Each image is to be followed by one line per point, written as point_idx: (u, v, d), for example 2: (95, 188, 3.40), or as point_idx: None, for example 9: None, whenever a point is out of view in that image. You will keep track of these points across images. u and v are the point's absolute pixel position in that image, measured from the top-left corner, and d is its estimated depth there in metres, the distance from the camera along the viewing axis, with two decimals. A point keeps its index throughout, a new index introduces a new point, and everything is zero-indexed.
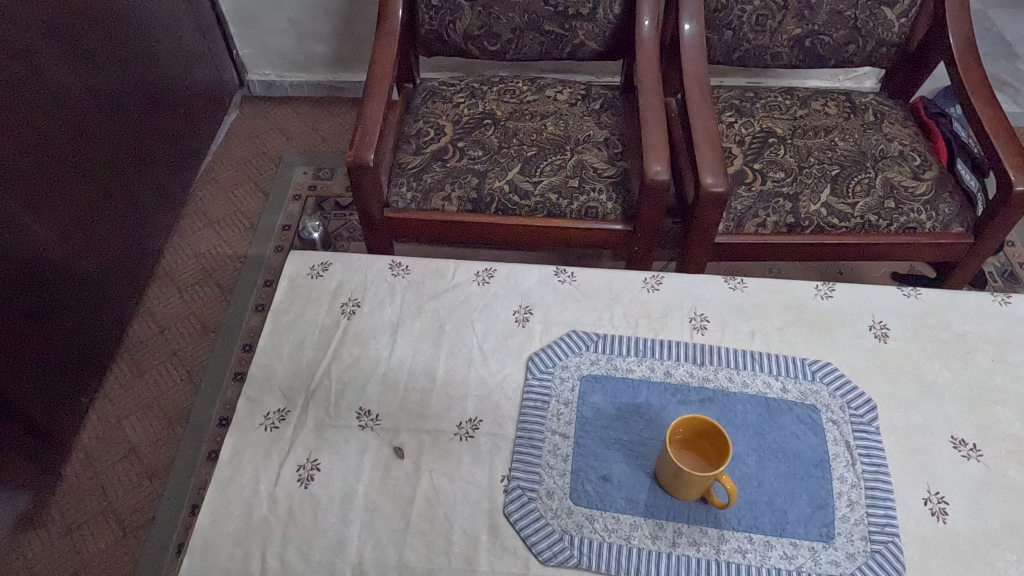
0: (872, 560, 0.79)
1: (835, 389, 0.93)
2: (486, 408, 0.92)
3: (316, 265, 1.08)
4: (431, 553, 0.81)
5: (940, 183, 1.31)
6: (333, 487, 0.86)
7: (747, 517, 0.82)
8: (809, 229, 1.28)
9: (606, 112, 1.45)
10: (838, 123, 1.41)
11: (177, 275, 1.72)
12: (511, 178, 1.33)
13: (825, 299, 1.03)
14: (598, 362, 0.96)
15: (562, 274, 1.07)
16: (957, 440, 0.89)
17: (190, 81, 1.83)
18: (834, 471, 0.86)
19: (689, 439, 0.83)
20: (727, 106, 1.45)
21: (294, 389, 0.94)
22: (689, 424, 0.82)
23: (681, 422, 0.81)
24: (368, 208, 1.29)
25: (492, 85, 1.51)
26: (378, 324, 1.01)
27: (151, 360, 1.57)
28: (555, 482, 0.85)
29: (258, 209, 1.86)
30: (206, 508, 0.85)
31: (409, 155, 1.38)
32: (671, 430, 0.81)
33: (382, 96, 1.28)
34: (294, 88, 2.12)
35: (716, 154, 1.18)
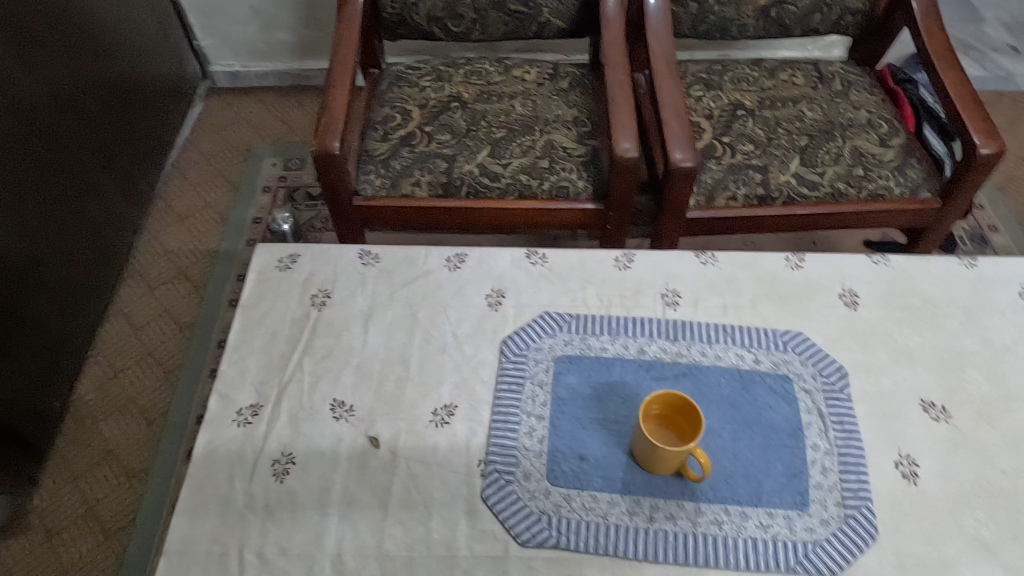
0: (846, 525, 0.80)
1: (807, 358, 0.94)
2: (462, 394, 0.92)
3: (285, 257, 1.06)
4: (410, 541, 0.81)
5: (908, 149, 1.32)
6: (310, 481, 0.85)
7: (723, 489, 0.83)
8: (780, 200, 1.28)
9: (574, 91, 1.44)
10: (805, 93, 1.41)
11: (148, 273, 1.69)
12: (481, 161, 1.31)
13: (795, 270, 1.03)
14: (572, 343, 0.96)
15: (534, 256, 1.06)
16: (926, 404, 0.90)
17: (150, 74, 1.79)
18: (807, 439, 0.87)
19: (664, 415, 0.83)
20: (695, 80, 1.44)
21: (267, 384, 0.93)
22: (662, 400, 0.83)
23: (654, 398, 0.82)
24: (337, 198, 1.27)
25: (458, 67, 1.49)
26: (350, 314, 1.00)
27: (124, 360, 1.55)
28: (532, 464, 0.85)
29: (228, 202, 1.83)
30: (181, 508, 0.84)
31: (376, 142, 1.36)
32: (644, 408, 0.81)
33: (346, 83, 1.26)
34: (260, 78, 2.08)
35: (685, 129, 1.18)
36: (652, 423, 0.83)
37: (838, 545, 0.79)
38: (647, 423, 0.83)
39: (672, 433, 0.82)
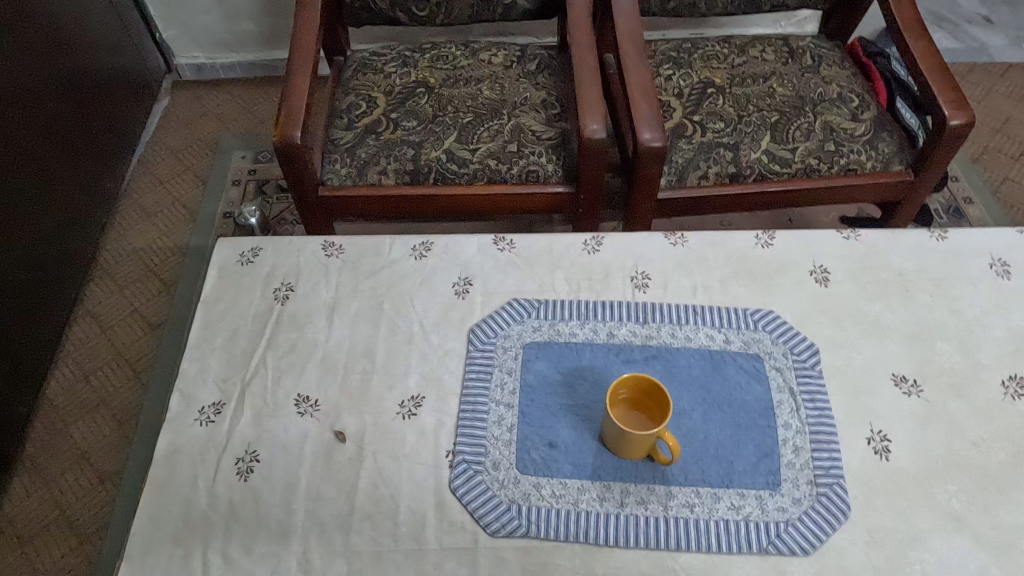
0: (818, 503, 0.80)
1: (778, 336, 0.92)
2: (429, 384, 0.90)
3: (246, 251, 1.04)
4: (378, 535, 0.79)
5: (879, 123, 1.30)
6: (274, 478, 0.84)
7: (694, 471, 0.82)
8: (752, 177, 1.27)
9: (542, 73, 1.41)
10: (775, 68, 1.39)
11: (116, 272, 1.66)
12: (448, 147, 1.29)
13: (765, 247, 1.02)
14: (540, 329, 0.94)
15: (501, 242, 1.04)
16: (898, 378, 0.89)
17: (111, 69, 1.75)
18: (779, 418, 0.86)
19: (630, 397, 0.82)
20: (665, 58, 1.42)
21: (229, 381, 0.91)
22: (627, 384, 0.81)
23: (619, 384, 0.80)
24: (301, 189, 1.24)
25: (424, 51, 1.46)
26: (313, 307, 0.98)
27: (94, 361, 1.52)
28: (501, 453, 0.84)
29: (197, 197, 1.79)
30: (142, 511, 0.82)
31: (341, 131, 1.33)
32: (609, 396, 0.79)
33: (307, 70, 1.23)
34: (226, 69, 2.03)
35: (653, 108, 1.16)
36: (618, 406, 0.82)
37: (810, 523, 0.78)
38: (613, 407, 0.82)
39: (640, 414, 0.82)
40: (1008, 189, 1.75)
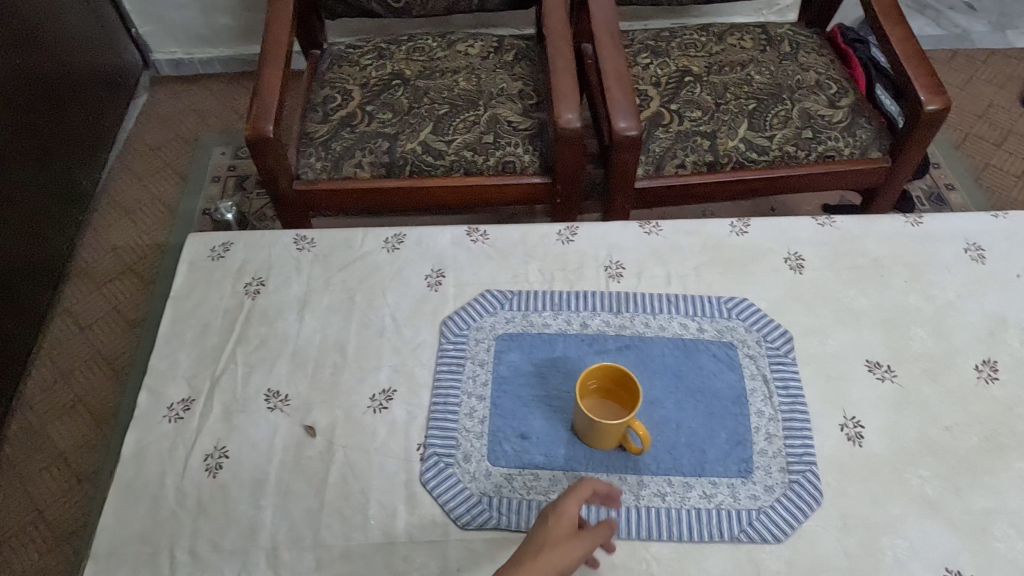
0: (790, 490, 0.79)
1: (752, 324, 0.92)
2: (401, 377, 0.89)
3: (217, 246, 1.03)
4: (347, 530, 0.79)
5: (857, 109, 1.30)
6: (243, 474, 0.83)
7: (666, 460, 0.82)
8: (729, 165, 1.26)
9: (519, 63, 1.40)
10: (753, 56, 1.38)
11: (94, 271, 1.64)
12: (424, 139, 1.28)
13: (740, 235, 1.01)
14: (513, 320, 0.93)
15: (474, 233, 1.03)
16: (871, 364, 0.89)
17: (86, 65, 1.73)
18: (752, 406, 0.86)
19: (603, 386, 0.82)
20: (642, 47, 1.41)
21: (199, 378, 0.90)
22: (599, 372, 0.80)
23: (592, 372, 0.80)
24: (276, 184, 1.23)
25: (400, 43, 1.45)
26: (284, 301, 0.97)
27: (72, 361, 1.50)
28: (472, 446, 0.83)
29: (176, 193, 1.78)
30: (108, 510, 0.81)
31: (316, 124, 1.32)
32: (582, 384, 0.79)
33: (280, 59, 1.20)
34: (205, 65, 2.02)
35: (628, 97, 1.14)
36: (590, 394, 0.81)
37: (782, 510, 0.78)
38: (586, 394, 0.81)
39: (613, 403, 0.81)
40: (989, 175, 1.75)
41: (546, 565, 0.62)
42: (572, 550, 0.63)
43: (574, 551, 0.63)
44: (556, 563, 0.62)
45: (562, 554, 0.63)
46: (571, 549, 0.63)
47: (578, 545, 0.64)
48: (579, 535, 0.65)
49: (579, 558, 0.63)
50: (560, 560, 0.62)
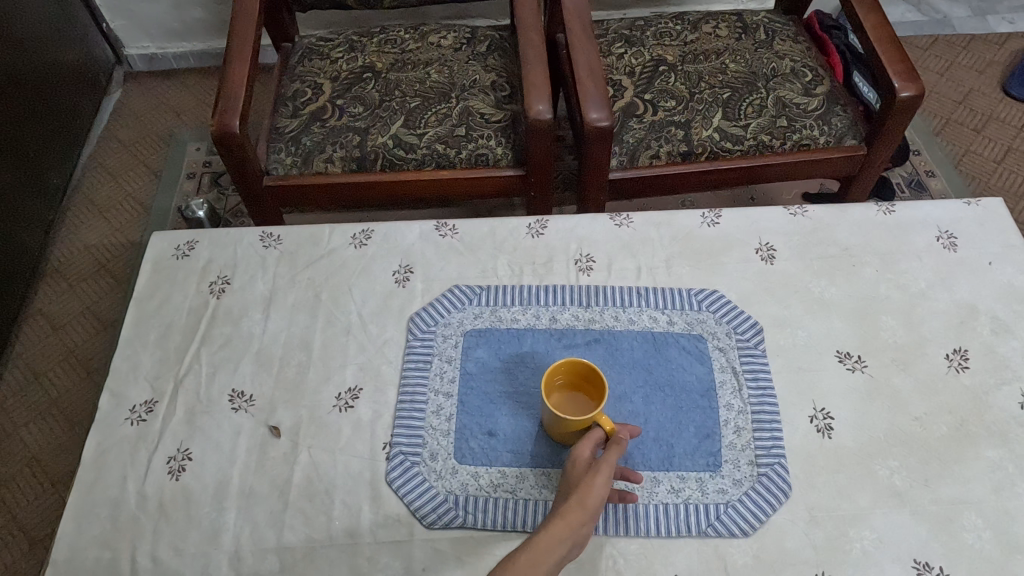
0: (758, 483, 0.79)
1: (722, 316, 0.91)
2: (367, 375, 0.88)
3: (181, 244, 1.01)
4: (311, 532, 0.78)
5: (832, 97, 1.29)
6: (206, 476, 0.82)
7: (634, 455, 0.81)
8: (703, 156, 1.25)
9: (492, 55, 1.39)
10: (729, 44, 1.37)
11: (67, 270, 1.62)
12: (395, 132, 1.26)
13: (711, 226, 1.00)
14: (481, 315, 0.92)
15: (443, 227, 1.02)
16: (842, 354, 0.88)
17: (56, 61, 1.70)
18: (721, 399, 0.85)
19: (576, 382, 0.81)
20: (617, 37, 1.40)
21: (162, 379, 0.89)
22: (568, 368, 0.80)
23: (569, 364, 0.80)
24: (245, 181, 1.21)
25: (372, 36, 1.43)
26: (250, 299, 0.95)
27: (45, 362, 1.49)
28: (439, 444, 0.82)
29: (151, 191, 1.75)
30: (68, 515, 0.80)
31: (286, 119, 1.30)
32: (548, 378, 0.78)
33: (247, 52, 1.18)
34: (179, 59, 1.99)
35: (600, 87, 1.12)
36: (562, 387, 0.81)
37: (750, 504, 0.77)
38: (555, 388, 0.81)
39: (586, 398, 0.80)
40: (969, 161, 1.74)
41: (579, 502, 0.65)
42: (596, 482, 0.67)
43: (598, 479, 0.67)
44: (587, 496, 0.65)
45: (589, 488, 0.66)
46: (594, 479, 0.67)
47: (599, 474, 0.67)
48: (597, 466, 0.68)
49: (604, 485, 0.67)
50: (590, 495, 0.66)
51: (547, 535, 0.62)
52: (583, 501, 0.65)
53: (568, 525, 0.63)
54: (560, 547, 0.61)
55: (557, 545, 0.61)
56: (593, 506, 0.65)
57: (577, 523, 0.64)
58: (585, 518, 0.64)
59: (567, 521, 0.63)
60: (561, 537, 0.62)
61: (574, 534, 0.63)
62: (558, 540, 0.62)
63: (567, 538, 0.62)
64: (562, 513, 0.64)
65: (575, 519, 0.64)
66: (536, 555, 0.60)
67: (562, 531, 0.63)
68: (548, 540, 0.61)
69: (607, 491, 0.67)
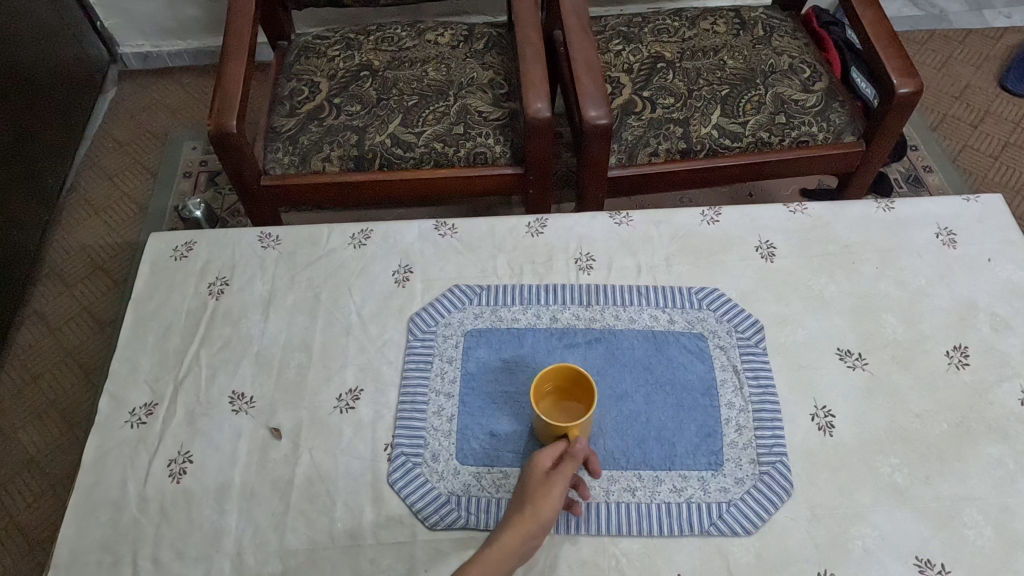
0: (760, 482, 0.79)
1: (722, 314, 0.91)
2: (368, 376, 0.88)
3: (179, 245, 1.00)
4: (313, 533, 0.77)
5: (831, 93, 1.29)
6: (207, 479, 0.81)
7: (635, 455, 0.81)
8: (702, 153, 1.25)
9: (490, 52, 1.38)
10: (726, 41, 1.37)
11: (63, 271, 1.61)
12: (392, 131, 1.26)
13: (710, 224, 1.00)
14: (481, 315, 0.92)
15: (442, 227, 1.01)
16: (843, 352, 0.88)
17: (50, 60, 1.69)
18: (722, 398, 0.85)
19: (566, 389, 0.81)
20: (614, 34, 1.39)
21: (162, 381, 0.89)
22: (563, 373, 0.80)
23: (559, 370, 0.80)
24: (242, 181, 1.21)
25: (368, 34, 1.42)
26: (249, 300, 0.95)
27: (42, 363, 1.48)
28: (440, 445, 0.82)
29: (146, 190, 1.74)
30: (69, 518, 0.80)
31: (283, 118, 1.29)
32: (539, 382, 0.79)
33: (243, 51, 1.17)
34: (174, 57, 1.98)
35: (598, 85, 1.12)
36: (561, 393, 0.81)
37: (752, 503, 0.77)
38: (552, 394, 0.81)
39: (583, 406, 0.80)
40: (966, 156, 1.74)
41: (533, 517, 0.67)
42: (550, 496, 0.68)
43: (554, 494, 0.69)
44: (541, 511, 0.68)
45: (544, 503, 0.68)
46: (550, 493, 0.69)
47: (555, 487, 0.69)
48: (553, 478, 0.70)
49: (558, 499, 0.69)
50: (543, 509, 0.68)
51: (499, 549, 0.65)
52: (535, 515, 0.67)
53: (520, 538, 0.66)
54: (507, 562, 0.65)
55: (508, 559, 0.65)
56: (544, 520, 0.68)
57: (528, 538, 0.67)
58: (536, 532, 0.67)
59: (518, 535, 0.66)
60: (511, 550, 0.65)
61: (524, 546, 0.66)
62: (508, 553, 0.65)
63: (516, 550, 0.66)
64: (516, 525, 0.67)
65: (527, 533, 0.67)
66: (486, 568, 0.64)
67: (513, 544, 0.66)
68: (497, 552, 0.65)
69: (560, 503, 0.69)
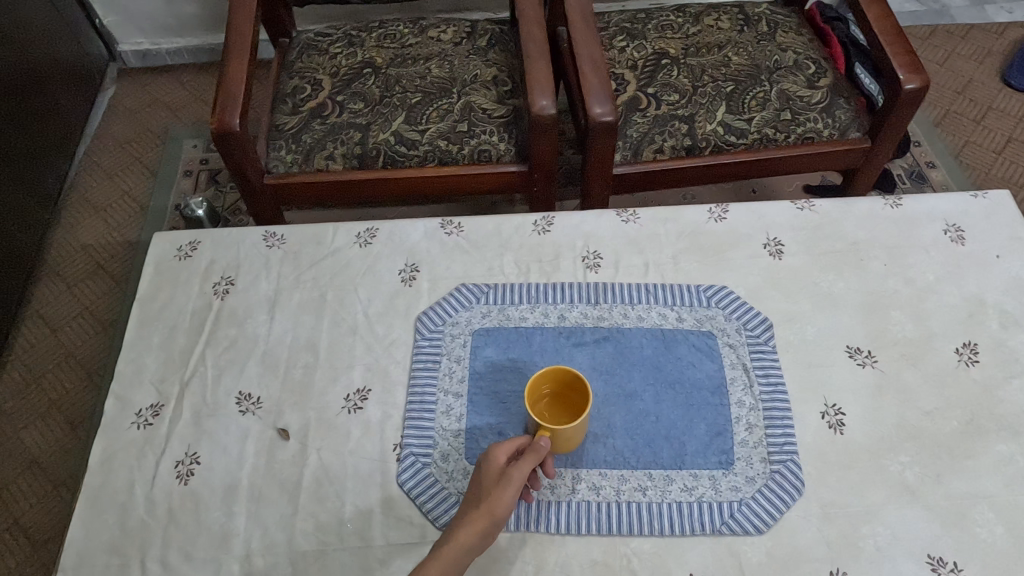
0: (771, 480, 0.79)
1: (731, 312, 0.91)
2: (375, 376, 0.87)
3: (183, 245, 1.00)
4: (322, 535, 0.77)
5: (836, 89, 1.28)
6: (215, 480, 0.81)
7: (645, 454, 0.80)
8: (707, 150, 1.24)
9: (493, 49, 1.37)
10: (731, 37, 1.36)
11: (64, 271, 1.60)
12: (396, 129, 1.25)
13: (718, 221, 1.00)
14: (489, 314, 0.91)
15: (448, 225, 1.01)
16: (852, 350, 0.88)
17: (49, 58, 1.67)
18: (731, 396, 0.85)
19: (565, 394, 0.80)
20: (618, 30, 1.39)
21: (167, 382, 0.88)
22: (564, 377, 0.79)
23: (559, 375, 0.79)
24: (245, 180, 1.20)
25: (371, 30, 1.41)
26: (254, 300, 0.94)
27: (44, 363, 1.47)
28: (449, 445, 0.82)
29: (147, 189, 1.73)
30: (77, 521, 0.79)
31: (286, 116, 1.29)
32: (538, 379, 0.79)
33: (246, 48, 1.16)
34: (174, 55, 1.97)
35: (604, 81, 1.11)
36: (559, 397, 0.80)
37: (764, 502, 0.77)
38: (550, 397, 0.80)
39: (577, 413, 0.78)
40: (969, 152, 1.74)
41: (487, 513, 0.66)
42: (505, 491, 0.67)
43: (509, 490, 0.67)
44: (495, 508, 0.66)
45: (498, 499, 0.67)
46: (505, 489, 0.67)
47: (511, 482, 0.68)
48: (509, 474, 0.68)
49: (513, 495, 0.67)
50: (499, 504, 0.66)
51: (452, 548, 0.63)
52: (491, 510, 0.66)
53: (473, 536, 0.65)
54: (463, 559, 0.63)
55: (462, 558, 0.64)
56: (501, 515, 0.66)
57: (482, 535, 0.65)
58: (491, 529, 0.65)
59: (472, 532, 0.65)
60: (466, 548, 0.64)
61: (479, 544, 0.65)
62: (462, 552, 0.64)
63: (472, 548, 0.64)
64: (470, 522, 0.65)
65: (481, 530, 0.65)
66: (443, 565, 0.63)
67: (467, 541, 0.64)
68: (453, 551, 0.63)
69: (516, 498, 0.68)
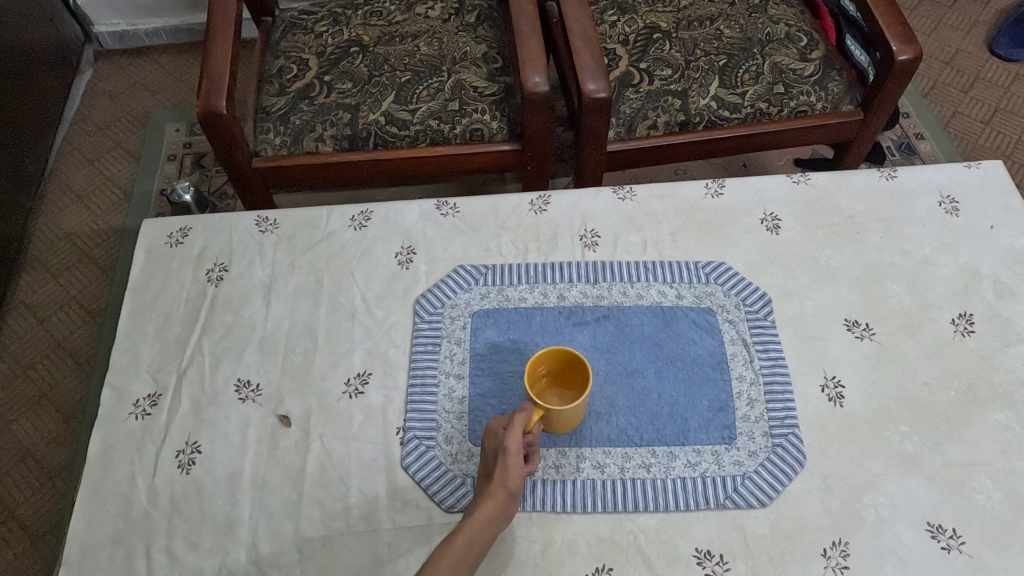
0: (773, 454, 0.79)
1: (730, 288, 0.91)
2: (375, 360, 0.87)
3: (174, 232, 0.98)
4: (328, 519, 0.77)
5: (828, 61, 1.27)
6: (217, 469, 0.80)
7: (649, 431, 0.81)
8: (701, 125, 1.24)
9: (482, 25, 1.35)
10: (722, 9, 1.35)
11: (49, 260, 1.57)
12: (386, 109, 1.23)
13: (714, 197, 0.99)
14: (488, 295, 0.91)
15: (444, 206, 1.00)
16: (850, 323, 0.88)
17: (25, 39, 1.62)
18: (733, 371, 0.85)
19: (560, 380, 0.80)
20: (610, 4, 1.37)
21: (164, 371, 0.87)
22: (564, 370, 0.80)
23: (557, 364, 0.80)
24: (232, 163, 1.17)
25: (356, 8, 1.38)
26: (248, 286, 0.93)
27: (32, 354, 1.45)
28: (453, 427, 0.81)
29: (130, 174, 1.70)
30: (78, 513, 0.78)
31: (272, 97, 1.26)
32: (551, 354, 0.78)
33: (229, 28, 1.12)
34: (151, 36, 1.92)
35: (596, 56, 1.09)
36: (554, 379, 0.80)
37: (767, 475, 0.78)
38: (546, 378, 0.80)
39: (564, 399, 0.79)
40: (957, 123, 1.75)
41: (501, 485, 0.67)
42: (509, 469, 0.67)
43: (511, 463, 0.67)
44: (506, 480, 0.67)
45: (507, 472, 0.67)
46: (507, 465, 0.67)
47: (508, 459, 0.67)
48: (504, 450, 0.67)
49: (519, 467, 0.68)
50: (508, 478, 0.67)
51: (474, 523, 0.65)
52: (502, 483, 0.67)
53: (497, 507, 0.66)
54: (485, 532, 0.65)
55: (486, 529, 0.65)
56: (515, 486, 0.67)
57: (504, 505, 0.67)
58: (507, 500, 0.67)
59: (492, 505, 0.66)
60: (490, 520, 0.66)
61: (501, 516, 0.66)
62: (488, 522, 0.65)
63: (497, 518, 0.66)
64: (489, 496, 0.66)
65: (502, 500, 0.67)
66: (471, 539, 0.64)
67: (489, 515, 0.66)
68: (478, 522, 0.65)
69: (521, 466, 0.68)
